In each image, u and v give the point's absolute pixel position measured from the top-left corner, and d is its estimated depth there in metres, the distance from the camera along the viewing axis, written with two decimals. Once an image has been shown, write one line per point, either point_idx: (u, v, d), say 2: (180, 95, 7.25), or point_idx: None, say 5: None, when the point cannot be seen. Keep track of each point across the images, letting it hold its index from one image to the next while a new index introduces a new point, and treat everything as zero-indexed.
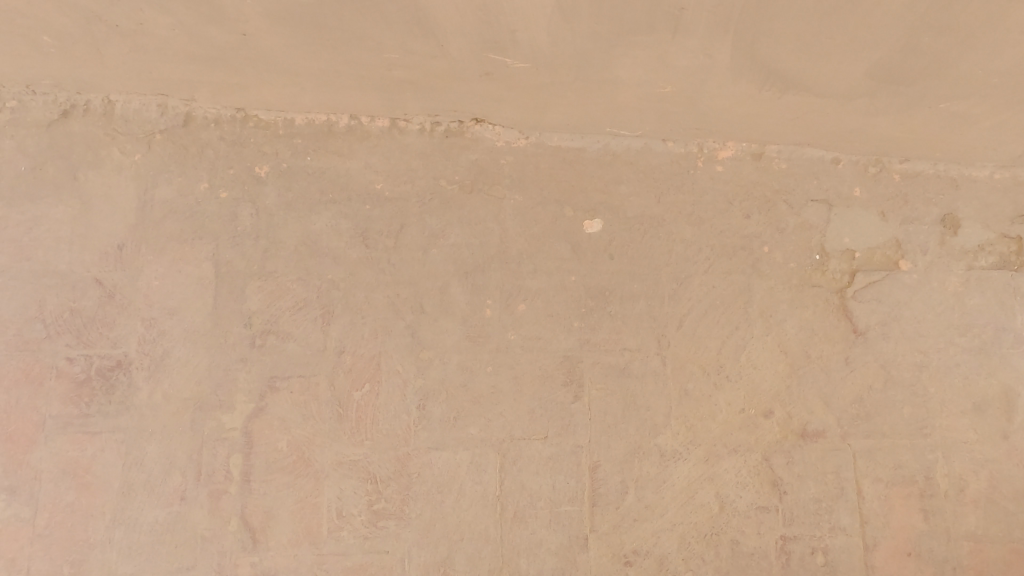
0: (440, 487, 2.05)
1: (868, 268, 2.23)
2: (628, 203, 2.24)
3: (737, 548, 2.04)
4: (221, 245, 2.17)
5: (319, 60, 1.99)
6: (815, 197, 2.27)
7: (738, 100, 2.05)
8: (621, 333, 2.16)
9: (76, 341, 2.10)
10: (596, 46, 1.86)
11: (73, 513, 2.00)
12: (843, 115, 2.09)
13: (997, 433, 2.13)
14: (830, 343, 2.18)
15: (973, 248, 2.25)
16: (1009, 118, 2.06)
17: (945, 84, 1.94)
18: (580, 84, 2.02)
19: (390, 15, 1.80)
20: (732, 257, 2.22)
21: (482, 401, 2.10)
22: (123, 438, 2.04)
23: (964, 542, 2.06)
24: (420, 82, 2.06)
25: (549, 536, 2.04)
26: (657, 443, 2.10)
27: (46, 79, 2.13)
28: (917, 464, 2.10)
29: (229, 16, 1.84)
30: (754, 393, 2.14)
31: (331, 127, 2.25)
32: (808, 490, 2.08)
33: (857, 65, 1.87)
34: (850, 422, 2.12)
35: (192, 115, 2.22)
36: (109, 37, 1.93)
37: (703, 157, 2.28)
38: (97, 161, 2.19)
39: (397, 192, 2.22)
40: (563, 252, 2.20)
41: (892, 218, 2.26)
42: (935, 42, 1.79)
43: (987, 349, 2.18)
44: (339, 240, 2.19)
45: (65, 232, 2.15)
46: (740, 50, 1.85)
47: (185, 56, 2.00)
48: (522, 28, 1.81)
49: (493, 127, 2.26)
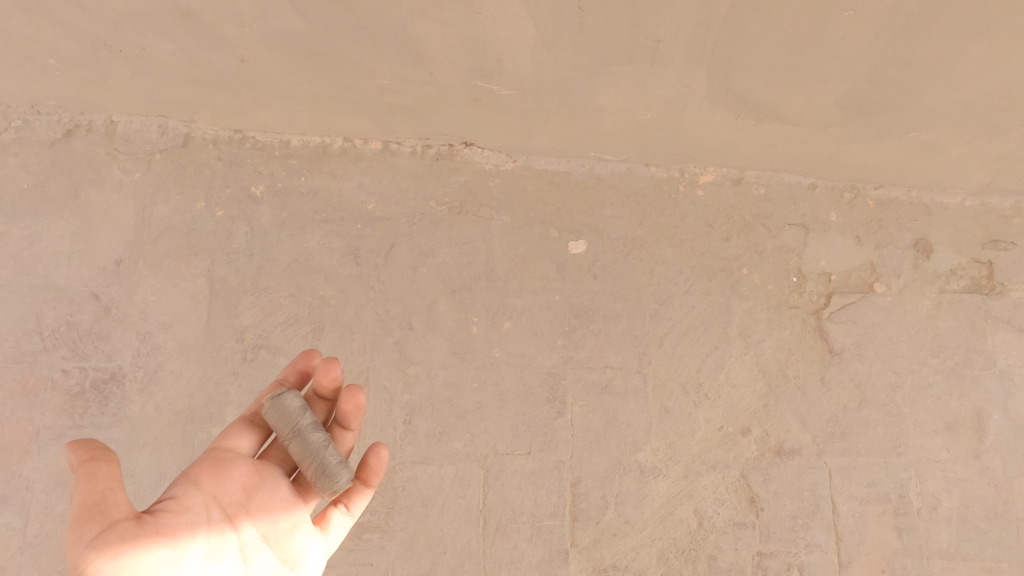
0: (424, 501, 2.09)
1: (844, 289, 2.30)
2: (612, 225, 2.32)
3: (715, 563, 2.07)
4: (215, 262, 2.24)
5: (315, 85, 2.08)
6: (792, 221, 2.35)
7: (717, 128, 2.14)
8: (603, 350, 2.22)
9: (72, 353, 2.15)
10: (579, 76, 1.95)
11: (63, 524, 2.03)
12: (817, 142, 2.18)
13: (969, 452, 2.18)
14: (808, 363, 2.24)
15: (945, 272, 2.32)
16: (977, 147, 2.15)
17: (913, 113, 2.02)
18: (564, 111, 2.11)
19: (381, 44, 1.87)
20: (712, 278, 2.29)
21: (467, 417, 2.15)
22: (115, 449, 2.09)
23: (938, 559, 2.10)
24: (411, 107, 2.15)
25: (531, 551, 2.07)
26: (638, 459, 2.14)
27: (51, 100, 2.22)
28: (890, 482, 2.15)
29: (228, 42, 1.92)
30: (733, 411, 2.19)
31: (327, 149, 2.34)
32: (786, 507, 2.12)
33: (827, 95, 1.96)
34: (826, 441, 2.17)
35: (191, 136, 2.31)
36: (113, 60, 2.02)
37: (684, 181, 2.37)
38: (98, 179, 2.27)
39: (388, 213, 2.30)
40: (548, 272, 2.27)
41: (867, 242, 2.34)
42: (899, 76, 1.86)
43: (958, 370, 2.24)
44: (331, 258, 2.25)
45: (65, 248, 2.22)
46: (715, 80, 1.93)
47: (185, 79, 2.09)
48: (508, 58, 1.89)
49: (482, 151, 2.35)
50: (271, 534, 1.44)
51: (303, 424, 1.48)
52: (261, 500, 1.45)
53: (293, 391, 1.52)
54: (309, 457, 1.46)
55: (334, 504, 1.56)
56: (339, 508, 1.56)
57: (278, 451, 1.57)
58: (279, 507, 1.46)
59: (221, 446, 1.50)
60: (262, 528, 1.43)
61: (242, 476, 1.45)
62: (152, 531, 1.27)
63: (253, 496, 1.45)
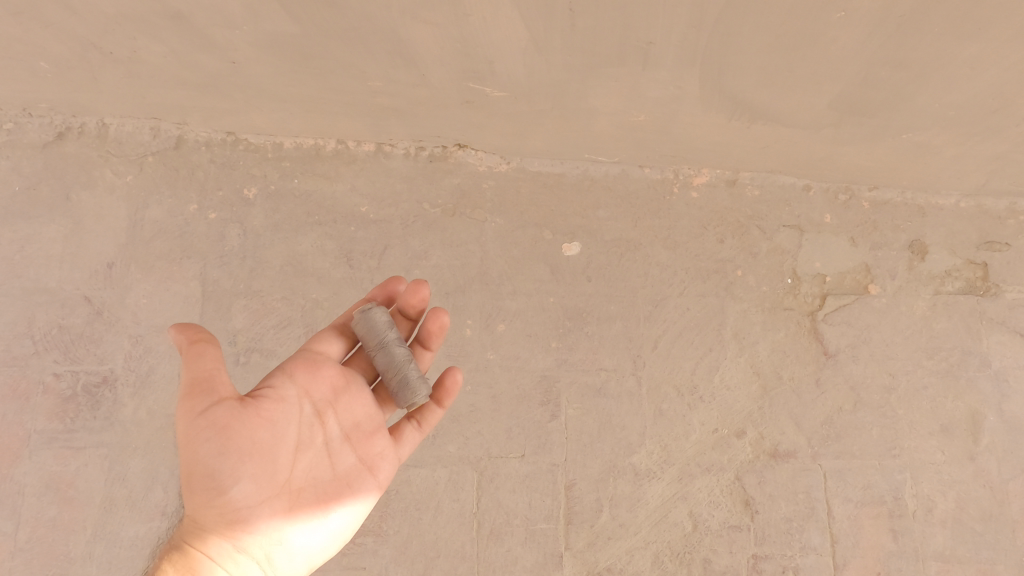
0: (418, 504, 2.08)
1: (839, 291, 2.30)
2: (606, 227, 2.31)
3: (710, 566, 2.07)
4: (208, 265, 2.23)
5: (307, 88, 2.07)
6: (787, 223, 2.34)
7: (710, 129, 2.14)
8: (597, 353, 2.21)
9: (64, 357, 2.14)
10: (571, 77, 1.94)
11: (54, 528, 2.01)
12: (810, 143, 2.17)
13: (964, 454, 2.17)
14: (802, 365, 2.23)
15: (940, 273, 2.32)
16: (971, 148, 2.14)
17: (906, 115, 2.01)
18: (557, 113, 2.10)
19: (372, 46, 1.87)
20: (706, 280, 2.29)
21: (461, 420, 2.14)
22: (107, 453, 2.07)
23: (933, 562, 2.09)
24: (404, 109, 2.14)
25: (525, 554, 2.06)
26: (632, 462, 2.13)
27: (42, 103, 2.21)
28: (885, 484, 2.14)
29: (219, 45, 1.91)
30: (728, 413, 2.18)
31: (320, 152, 2.33)
32: (780, 510, 2.12)
33: (820, 97, 1.95)
34: (820, 443, 2.17)
35: (184, 138, 2.30)
36: (104, 63, 2.01)
37: (678, 183, 2.36)
38: (90, 181, 2.26)
39: (381, 215, 2.29)
40: (542, 274, 2.26)
41: (862, 243, 2.33)
42: (892, 77, 1.85)
43: (953, 372, 2.24)
44: (324, 260, 2.24)
45: (56, 251, 2.21)
46: (707, 82, 1.93)
47: (177, 81, 2.08)
48: (500, 60, 1.88)
49: (476, 153, 2.34)
50: (354, 436, 1.51)
51: (391, 335, 1.56)
52: (346, 403, 1.52)
53: (381, 306, 1.60)
54: (393, 368, 1.54)
55: (409, 419, 1.62)
56: (414, 424, 1.62)
57: (359, 361, 1.65)
58: (363, 412, 1.53)
59: (313, 348, 1.57)
60: (346, 428, 1.50)
61: (332, 377, 1.52)
62: (252, 413, 1.38)
63: (340, 397, 1.52)
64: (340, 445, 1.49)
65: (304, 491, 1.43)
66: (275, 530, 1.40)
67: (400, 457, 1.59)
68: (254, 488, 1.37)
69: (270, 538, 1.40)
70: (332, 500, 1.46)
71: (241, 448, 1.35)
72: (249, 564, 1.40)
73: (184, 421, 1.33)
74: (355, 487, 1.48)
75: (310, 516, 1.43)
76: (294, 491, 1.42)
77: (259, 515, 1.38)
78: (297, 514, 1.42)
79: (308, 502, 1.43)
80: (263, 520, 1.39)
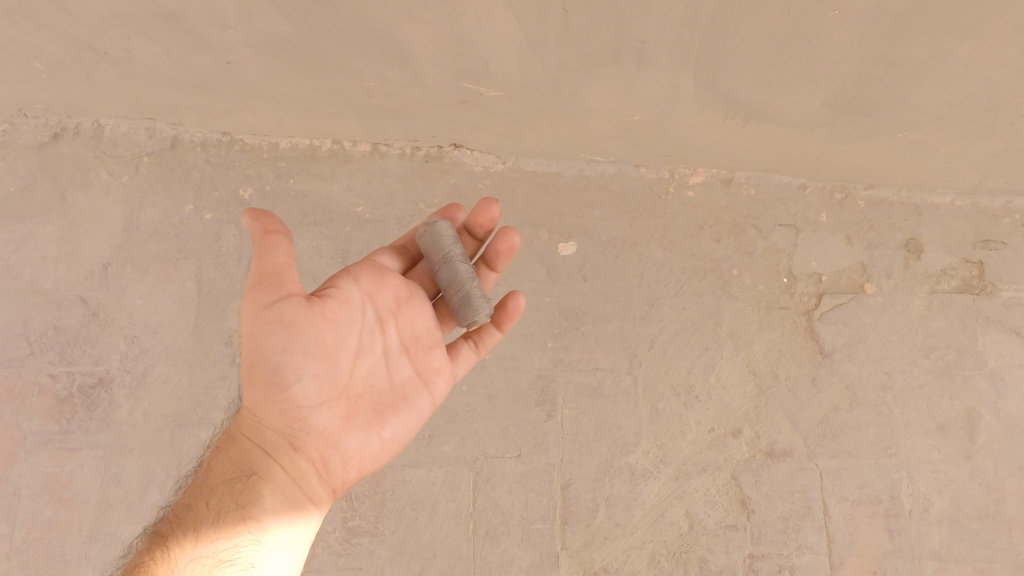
0: (414, 504, 2.08)
1: (835, 290, 2.30)
2: (602, 226, 2.31)
3: (706, 566, 2.06)
4: (204, 265, 2.22)
5: (301, 88, 2.07)
6: (783, 222, 2.34)
7: (706, 128, 2.14)
8: (593, 353, 2.21)
9: (59, 358, 2.14)
10: (566, 77, 1.94)
11: (50, 530, 2.01)
12: (806, 142, 2.17)
13: (960, 452, 2.17)
14: (799, 364, 2.23)
15: (935, 272, 2.32)
16: (966, 147, 2.14)
17: (901, 113, 2.01)
18: (552, 112, 2.10)
19: (366, 46, 1.87)
20: (702, 279, 2.28)
21: (457, 420, 2.14)
22: (103, 454, 2.07)
23: (929, 560, 2.09)
24: (399, 109, 2.14)
25: (521, 554, 2.05)
26: (628, 462, 2.13)
27: (37, 104, 2.20)
28: (882, 483, 2.14)
29: (213, 45, 1.91)
30: (724, 413, 2.18)
31: (315, 152, 2.33)
32: (777, 509, 2.11)
33: (815, 96, 1.95)
34: (817, 442, 2.17)
35: (179, 138, 2.30)
36: (98, 63, 2.00)
37: (674, 182, 2.36)
38: (85, 182, 2.26)
39: (377, 215, 2.28)
40: (538, 274, 2.26)
41: (858, 242, 2.33)
42: (887, 75, 1.85)
43: (949, 370, 2.23)
44: (319, 261, 2.24)
45: (52, 252, 2.21)
46: (702, 81, 1.93)
47: (172, 82, 2.07)
48: (494, 59, 1.88)
49: (472, 152, 2.34)
50: (412, 348, 1.56)
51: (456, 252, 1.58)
52: (408, 315, 1.56)
53: (448, 222, 1.62)
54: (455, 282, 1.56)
55: (465, 339, 1.65)
56: (470, 344, 1.66)
57: (423, 277, 1.69)
58: (422, 326, 1.57)
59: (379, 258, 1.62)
60: (405, 340, 1.55)
61: (396, 287, 1.55)
62: (319, 313, 1.41)
63: (402, 307, 1.55)
64: (397, 355, 1.54)
65: (362, 397, 1.49)
66: (332, 429, 1.46)
67: (455, 374, 1.63)
68: (315, 387, 1.43)
69: (326, 438, 1.46)
70: (387, 410, 1.51)
71: (307, 345, 1.40)
72: (303, 462, 1.46)
73: (254, 311, 1.38)
74: (410, 398, 1.53)
75: (366, 421, 1.49)
76: (351, 395, 1.47)
77: (316, 413, 1.45)
78: (352, 418, 1.47)
79: (365, 407, 1.49)
80: (320, 420, 1.45)
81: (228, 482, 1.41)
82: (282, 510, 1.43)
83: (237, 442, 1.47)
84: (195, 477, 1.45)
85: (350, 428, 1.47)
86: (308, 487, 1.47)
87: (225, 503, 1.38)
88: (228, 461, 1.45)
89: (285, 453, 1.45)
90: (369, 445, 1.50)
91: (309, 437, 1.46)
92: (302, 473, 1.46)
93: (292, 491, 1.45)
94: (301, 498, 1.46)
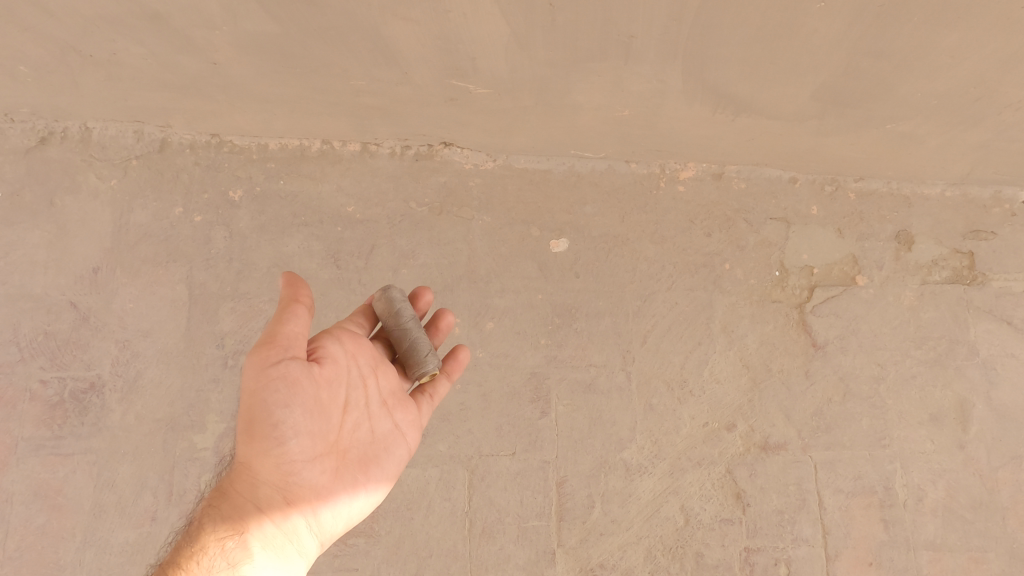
0: (409, 504, 2.07)
1: (827, 283, 2.30)
2: (593, 223, 2.31)
3: (702, 560, 2.07)
4: (195, 268, 2.21)
5: (289, 87, 2.06)
6: (774, 215, 2.34)
7: (695, 123, 2.14)
8: (586, 349, 2.21)
9: (50, 363, 2.12)
10: (554, 73, 1.94)
11: (43, 536, 2.00)
12: (794, 135, 2.18)
13: (953, 442, 2.18)
14: (792, 357, 2.23)
15: (926, 263, 2.33)
16: (954, 138, 2.15)
17: (888, 105, 2.02)
18: (542, 109, 2.10)
19: (353, 44, 1.86)
20: (694, 274, 2.28)
21: (451, 419, 2.13)
22: (95, 459, 2.06)
23: (924, 551, 2.10)
24: (388, 109, 2.13)
25: (517, 552, 2.05)
26: (623, 457, 2.13)
27: (24, 108, 2.19)
28: (876, 475, 2.14)
29: (199, 46, 1.90)
30: (718, 407, 2.18)
31: (304, 152, 2.32)
32: (772, 502, 2.12)
33: (803, 88, 1.96)
34: (811, 434, 2.17)
35: (168, 141, 2.29)
36: (84, 66, 1.99)
37: (665, 177, 2.36)
38: (73, 186, 2.24)
39: (368, 215, 2.28)
40: (529, 271, 2.25)
41: (849, 234, 2.34)
42: (874, 67, 1.85)
43: (942, 361, 2.24)
44: (311, 261, 2.23)
45: (40, 257, 2.19)
46: (689, 75, 1.93)
47: (159, 84, 2.06)
48: (482, 57, 1.88)
49: (462, 150, 2.33)
50: (392, 402, 1.58)
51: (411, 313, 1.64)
52: (387, 372, 1.60)
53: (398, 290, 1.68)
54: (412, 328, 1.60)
55: (423, 392, 1.66)
56: (427, 396, 1.66)
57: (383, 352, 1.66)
58: (400, 380, 1.61)
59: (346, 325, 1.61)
60: (386, 393, 1.57)
61: (372, 348, 1.59)
62: (315, 375, 1.42)
63: (380, 365, 1.59)
64: (381, 409, 1.56)
65: (350, 451, 1.49)
66: (321, 485, 1.45)
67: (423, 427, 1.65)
68: (308, 443, 1.42)
69: (314, 493, 1.45)
70: (372, 463, 1.52)
71: (307, 405, 1.40)
72: (294, 520, 1.45)
73: (255, 371, 1.37)
74: (392, 448, 1.55)
75: (355, 474, 1.49)
76: (340, 448, 1.48)
77: (307, 468, 1.43)
78: (341, 472, 1.47)
79: (353, 461, 1.49)
80: (311, 477, 1.44)
81: (220, 544, 1.39)
82: (274, 568, 1.41)
83: (228, 501, 1.45)
84: (184, 538, 1.44)
85: (339, 482, 1.47)
86: (297, 542, 1.46)
87: (216, 564, 1.36)
88: (216, 522, 1.43)
89: (278, 508, 1.44)
90: (357, 498, 1.50)
91: (298, 492, 1.44)
92: (292, 530, 1.45)
93: (286, 545, 1.44)
94: (289, 553, 1.44)
